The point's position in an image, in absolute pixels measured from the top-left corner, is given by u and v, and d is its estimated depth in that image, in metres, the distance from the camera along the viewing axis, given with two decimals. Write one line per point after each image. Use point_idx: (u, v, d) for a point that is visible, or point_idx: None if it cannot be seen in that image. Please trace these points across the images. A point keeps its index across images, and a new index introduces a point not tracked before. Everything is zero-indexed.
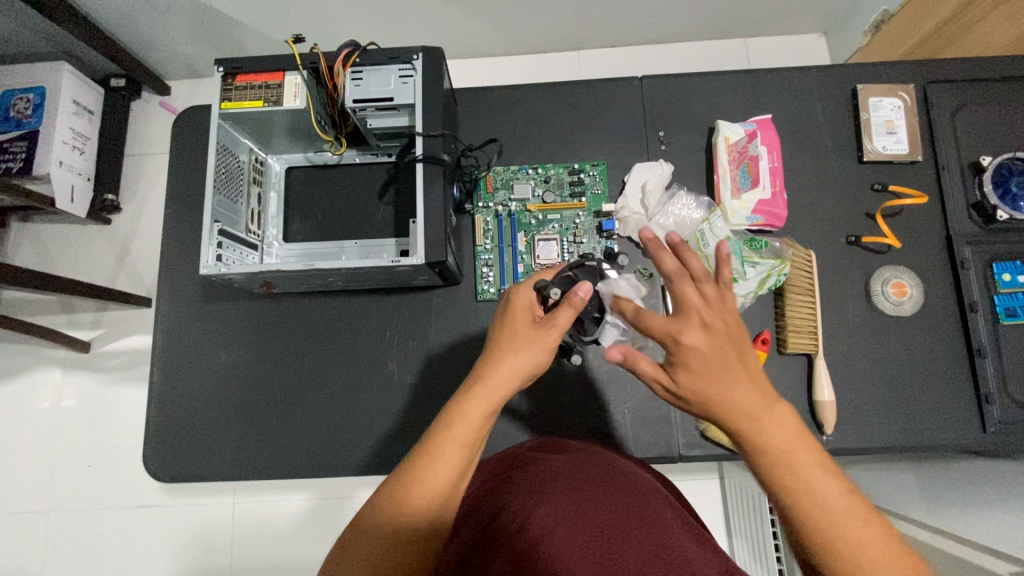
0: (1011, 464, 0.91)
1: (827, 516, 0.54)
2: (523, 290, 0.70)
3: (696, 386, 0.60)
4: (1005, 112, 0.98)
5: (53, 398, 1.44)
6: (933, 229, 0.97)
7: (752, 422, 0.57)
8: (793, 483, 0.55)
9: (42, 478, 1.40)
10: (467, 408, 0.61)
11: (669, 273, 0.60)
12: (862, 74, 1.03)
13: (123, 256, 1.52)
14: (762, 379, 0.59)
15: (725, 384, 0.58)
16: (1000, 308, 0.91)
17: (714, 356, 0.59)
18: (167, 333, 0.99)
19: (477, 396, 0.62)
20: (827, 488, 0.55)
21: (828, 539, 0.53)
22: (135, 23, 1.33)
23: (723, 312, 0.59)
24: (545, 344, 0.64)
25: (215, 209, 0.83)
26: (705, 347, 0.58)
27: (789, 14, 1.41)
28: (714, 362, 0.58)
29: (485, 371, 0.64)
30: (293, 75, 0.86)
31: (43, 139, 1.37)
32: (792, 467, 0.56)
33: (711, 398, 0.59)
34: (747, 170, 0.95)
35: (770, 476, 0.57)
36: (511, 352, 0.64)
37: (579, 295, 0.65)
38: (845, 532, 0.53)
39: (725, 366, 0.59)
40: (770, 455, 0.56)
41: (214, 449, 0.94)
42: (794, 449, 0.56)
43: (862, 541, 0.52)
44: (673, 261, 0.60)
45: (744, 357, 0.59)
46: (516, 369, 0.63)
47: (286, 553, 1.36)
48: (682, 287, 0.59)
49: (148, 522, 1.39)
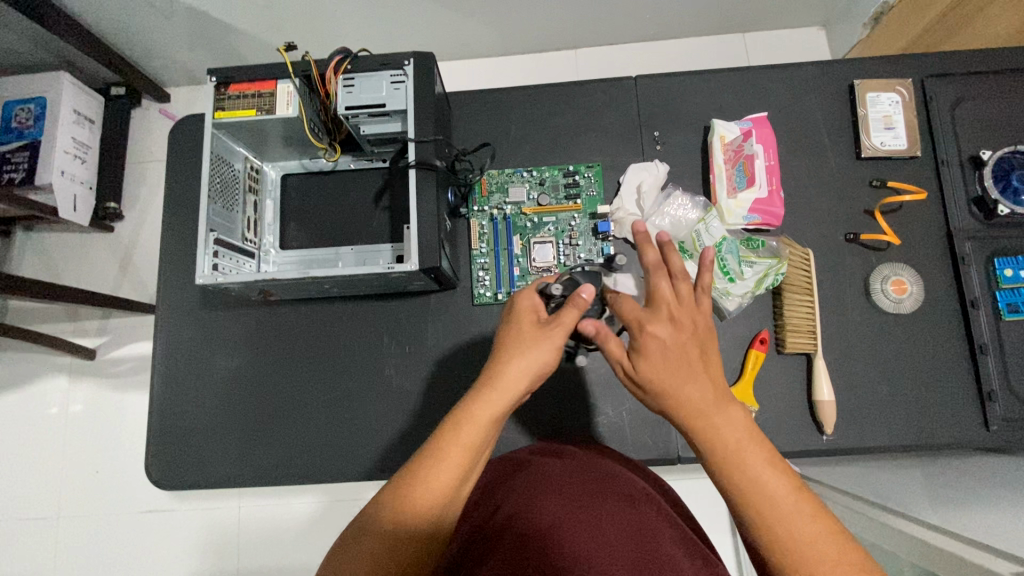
0: (1016, 461, 0.90)
1: (774, 510, 0.53)
2: (528, 292, 0.70)
3: (652, 374, 0.60)
4: (1006, 104, 0.97)
5: (61, 404, 1.45)
6: (933, 225, 0.96)
7: (704, 417, 0.58)
8: (742, 478, 0.55)
9: (51, 484, 1.42)
10: (474, 410, 0.62)
11: (648, 264, 0.63)
12: (859, 69, 1.02)
13: (126, 264, 1.53)
14: (720, 379, 0.60)
15: (682, 377, 0.59)
16: (1002, 303, 0.90)
17: (674, 348, 0.60)
18: (167, 342, 1.00)
19: (485, 399, 0.62)
20: (775, 486, 0.55)
21: (771, 532, 0.53)
22: (132, 32, 1.34)
23: (692, 313, 0.62)
24: (553, 346, 0.64)
25: (210, 219, 0.84)
26: (668, 340, 0.60)
27: (787, 8, 1.40)
28: (676, 356, 0.60)
29: (493, 373, 0.64)
30: (285, 84, 0.87)
31: (45, 149, 1.38)
32: (741, 464, 0.56)
33: (666, 388, 0.60)
34: (742, 169, 0.95)
35: (720, 469, 0.57)
36: (517, 354, 0.64)
37: (583, 296, 0.67)
38: (792, 528, 0.53)
39: (684, 360, 0.60)
40: (720, 451, 0.57)
41: (215, 456, 0.95)
42: (745, 447, 0.56)
43: (807, 538, 0.52)
44: (655, 255, 0.64)
45: (706, 355, 0.61)
46: (524, 372, 0.64)
47: (293, 556, 1.37)
48: (655, 280, 0.62)
49: (157, 527, 1.40)
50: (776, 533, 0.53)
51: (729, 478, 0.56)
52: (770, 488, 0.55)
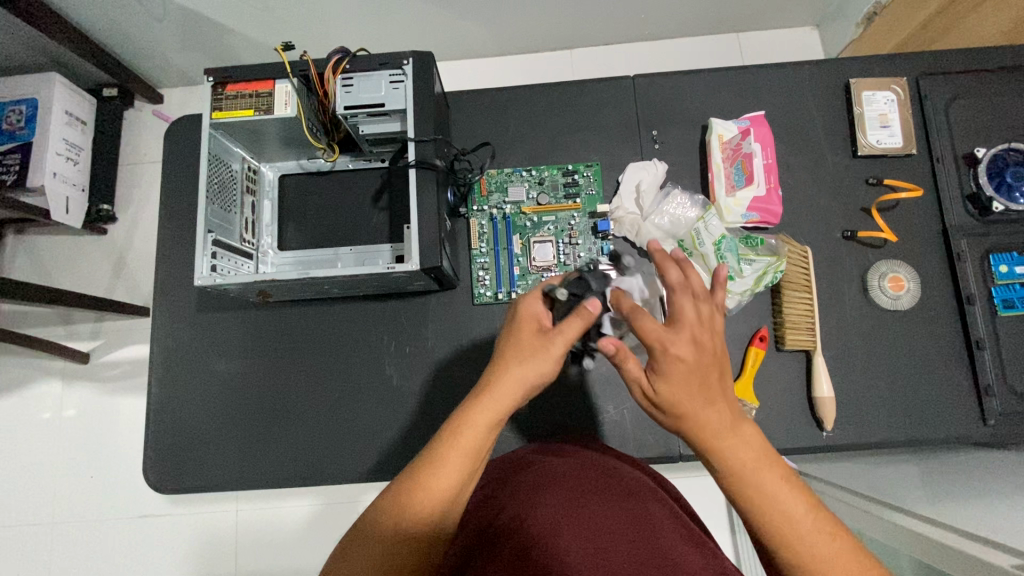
0: (1012, 455, 0.91)
1: (789, 523, 0.55)
2: (533, 298, 0.70)
3: (671, 399, 0.60)
4: (999, 102, 0.98)
5: (54, 408, 1.44)
6: (928, 223, 0.97)
7: (721, 438, 0.59)
8: (758, 495, 0.56)
9: (44, 490, 1.40)
10: (474, 417, 0.61)
11: (671, 284, 0.60)
12: (854, 67, 1.03)
13: (120, 267, 1.52)
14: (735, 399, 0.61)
15: (700, 402, 0.59)
16: (997, 299, 0.91)
17: (695, 372, 0.59)
18: (164, 344, 0.99)
19: (482, 406, 0.62)
20: (793, 504, 0.56)
21: (787, 539, 0.55)
22: (125, 32, 1.33)
23: (711, 332, 0.60)
24: (551, 356, 0.63)
25: (208, 220, 0.83)
26: (691, 360, 0.59)
27: (780, 7, 1.40)
28: (694, 378, 0.59)
29: (493, 381, 0.64)
30: (283, 84, 0.87)
31: (37, 150, 1.37)
32: (756, 481, 0.57)
33: (686, 412, 0.59)
34: (741, 167, 0.96)
35: (740, 492, 0.57)
36: (519, 363, 0.64)
37: (590, 308, 0.66)
38: (812, 547, 0.54)
39: (705, 383, 0.59)
40: (736, 472, 0.57)
41: (213, 459, 0.94)
42: (761, 466, 0.57)
43: (821, 542, 0.54)
44: (677, 273, 0.60)
45: (723, 378, 0.60)
46: (522, 381, 0.63)
47: (290, 559, 1.36)
48: (678, 301, 0.59)
49: (152, 531, 1.39)
50: (798, 548, 0.54)
51: (744, 496, 0.57)
52: (788, 507, 0.56)
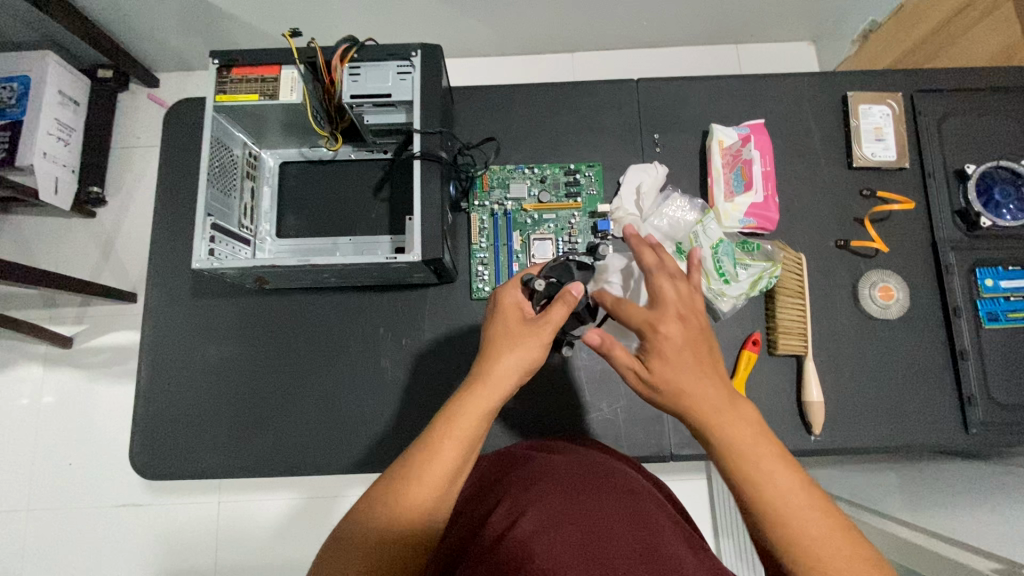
0: (988, 464, 0.94)
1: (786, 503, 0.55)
2: (511, 287, 0.71)
3: (665, 373, 0.62)
4: (988, 121, 1.01)
5: (33, 394, 1.41)
6: (918, 235, 1.00)
7: (718, 414, 0.60)
8: (759, 478, 0.56)
9: (19, 476, 1.37)
10: (469, 405, 0.62)
11: (647, 265, 0.65)
12: (852, 82, 1.05)
13: (107, 251, 1.49)
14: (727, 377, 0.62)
15: (688, 377, 0.61)
16: (983, 311, 0.94)
17: (687, 348, 0.62)
18: (155, 329, 0.98)
19: (477, 394, 0.63)
20: (785, 481, 0.56)
21: (783, 517, 0.54)
22: (125, 13, 1.31)
23: (697, 310, 0.64)
24: (540, 339, 0.65)
25: (208, 203, 0.82)
26: (680, 338, 0.62)
27: (779, 22, 1.43)
28: (686, 356, 0.62)
29: (485, 372, 0.64)
30: (289, 70, 0.86)
31: (28, 129, 1.34)
32: (752, 457, 0.57)
33: (676, 387, 0.61)
34: (740, 174, 0.98)
35: (729, 462, 0.58)
36: (508, 350, 0.65)
37: (573, 293, 0.67)
38: (810, 525, 0.53)
39: (697, 357, 0.62)
40: (730, 449, 0.58)
41: (201, 447, 0.93)
42: (755, 441, 0.58)
43: (812, 517, 0.54)
44: (654, 257, 0.66)
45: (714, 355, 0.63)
46: (515, 366, 0.64)
47: (272, 552, 1.35)
48: (658, 282, 0.63)
49: (130, 522, 1.36)
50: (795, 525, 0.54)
51: (747, 482, 0.57)
52: (782, 481, 0.56)
